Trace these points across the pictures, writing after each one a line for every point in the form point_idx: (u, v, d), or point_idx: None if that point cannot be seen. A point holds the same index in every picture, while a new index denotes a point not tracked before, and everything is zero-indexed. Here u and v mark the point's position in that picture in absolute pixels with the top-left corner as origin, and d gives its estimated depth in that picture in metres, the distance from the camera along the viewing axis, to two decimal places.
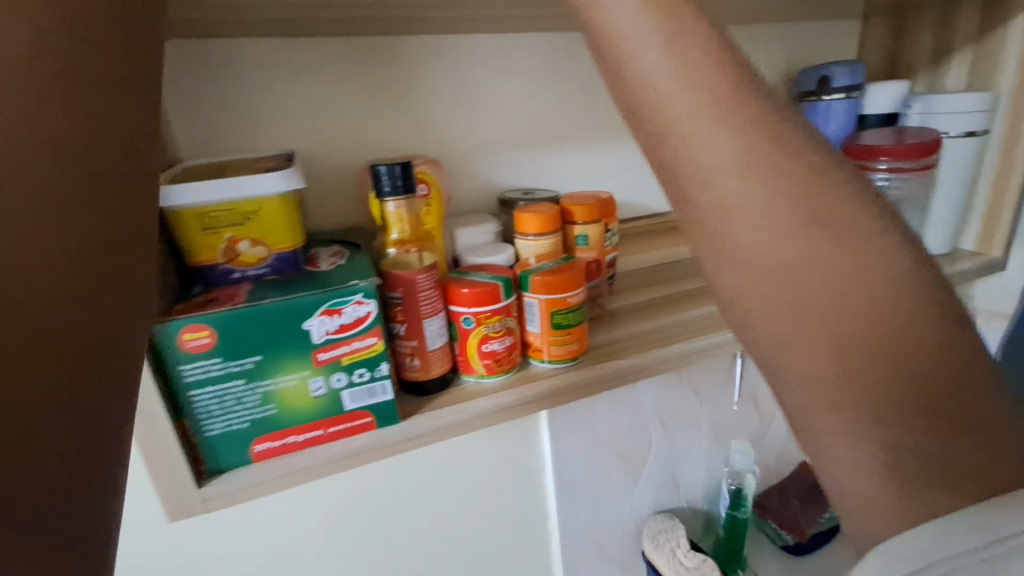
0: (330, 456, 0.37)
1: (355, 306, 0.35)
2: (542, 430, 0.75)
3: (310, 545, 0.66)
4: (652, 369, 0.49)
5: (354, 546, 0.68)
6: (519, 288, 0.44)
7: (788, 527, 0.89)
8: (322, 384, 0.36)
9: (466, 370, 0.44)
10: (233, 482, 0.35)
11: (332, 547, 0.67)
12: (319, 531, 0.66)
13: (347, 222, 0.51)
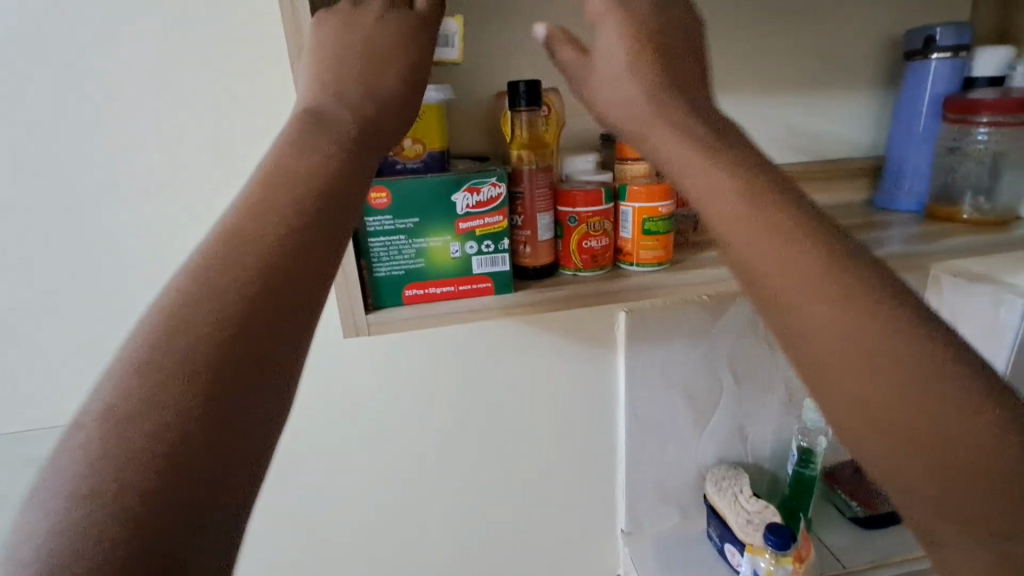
0: (459, 308, 0.48)
1: (490, 187, 0.45)
2: (617, 364, 0.82)
3: (412, 433, 0.78)
4: None
5: (446, 440, 0.80)
6: (617, 199, 0.53)
7: (861, 501, 0.90)
8: (459, 249, 0.46)
9: (567, 264, 0.53)
10: (389, 314, 0.46)
11: (429, 437, 0.79)
12: (420, 421, 0.78)
13: (471, 148, 0.60)
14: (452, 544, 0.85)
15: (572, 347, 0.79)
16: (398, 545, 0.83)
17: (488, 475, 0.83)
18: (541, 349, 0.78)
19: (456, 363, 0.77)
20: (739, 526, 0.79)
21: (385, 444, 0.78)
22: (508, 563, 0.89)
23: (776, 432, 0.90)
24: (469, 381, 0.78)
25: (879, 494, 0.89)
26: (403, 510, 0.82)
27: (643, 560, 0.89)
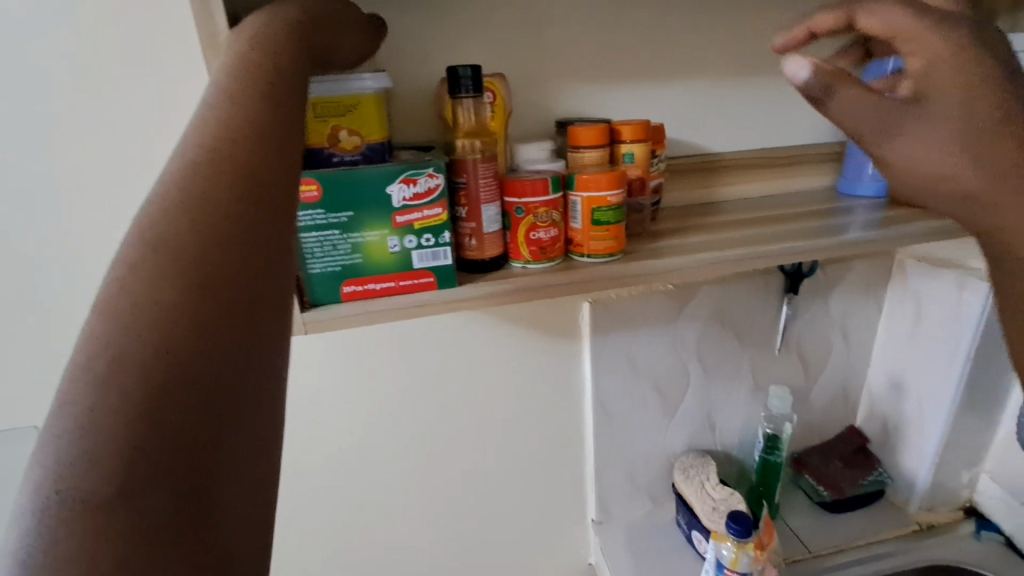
0: (400, 303, 0.46)
1: (427, 179, 0.43)
2: (583, 354, 0.81)
3: (374, 429, 0.77)
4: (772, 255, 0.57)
5: (409, 436, 0.79)
6: (566, 188, 0.51)
7: (828, 485, 0.90)
8: (397, 243, 0.45)
9: (516, 257, 0.51)
10: (326, 312, 0.44)
11: (394, 433, 0.78)
12: (382, 417, 0.77)
13: (419, 139, 0.59)
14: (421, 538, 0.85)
15: (535, 338, 0.78)
16: (365, 540, 0.83)
17: (454, 469, 0.82)
18: (504, 341, 0.77)
19: (416, 358, 0.75)
20: (705, 515, 0.79)
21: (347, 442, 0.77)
22: (478, 556, 0.88)
23: (744, 419, 0.90)
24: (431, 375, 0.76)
25: (845, 478, 0.90)
26: (368, 506, 0.81)
27: (613, 548, 0.89)
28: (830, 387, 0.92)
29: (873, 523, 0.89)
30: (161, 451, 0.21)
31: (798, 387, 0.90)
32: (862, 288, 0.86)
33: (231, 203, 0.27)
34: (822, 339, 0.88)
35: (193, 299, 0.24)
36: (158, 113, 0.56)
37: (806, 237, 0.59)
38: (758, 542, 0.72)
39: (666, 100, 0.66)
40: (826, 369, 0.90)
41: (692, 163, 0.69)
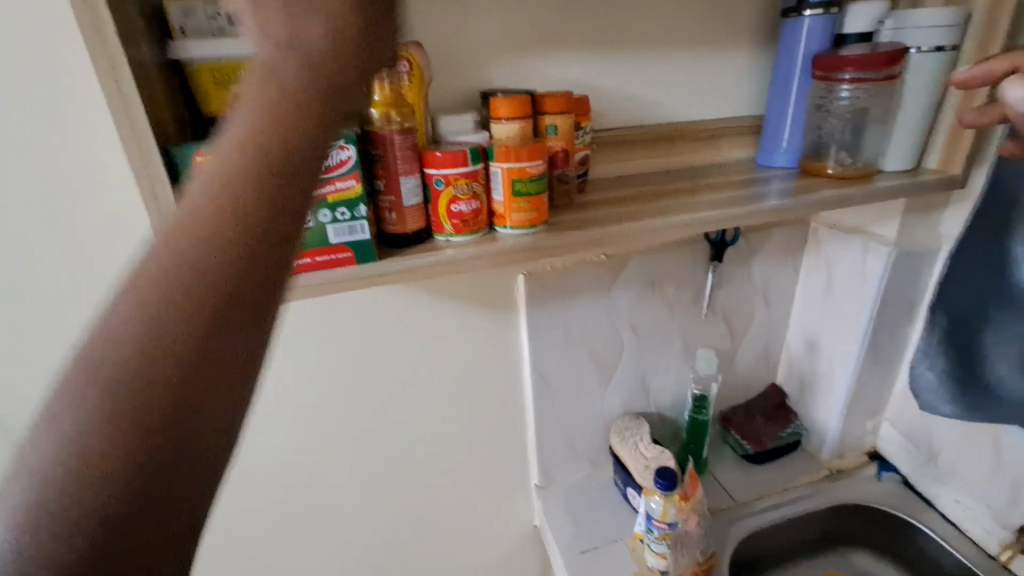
0: (317, 280, 0.45)
1: (338, 151, 0.42)
2: (519, 325, 0.83)
3: (310, 407, 0.77)
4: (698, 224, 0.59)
5: (348, 412, 0.79)
6: (486, 159, 0.51)
7: (750, 439, 0.97)
8: (310, 217, 0.44)
9: (439, 229, 0.51)
10: None
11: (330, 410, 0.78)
12: (318, 395, 0.76)
13: None
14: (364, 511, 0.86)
15: (471, 312, 0.79)
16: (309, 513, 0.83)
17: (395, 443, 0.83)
18: (439, 315, 0.78)
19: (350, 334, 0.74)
20: (638, 472, 0.84)
21: (282, 421, 0.76)
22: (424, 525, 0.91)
23: (676, 382, 0.95)
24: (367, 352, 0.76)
25: (767, 431, 0.97)
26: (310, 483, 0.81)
27: (555, 510, 0.93)
28: (754, 348, 0.98)
29: (792, 472, 0.96)
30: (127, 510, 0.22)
31: (724, 350, 0.96)
32: (781, 254, 0.91)
33: (239, 246, 0.25)
34: (745, 303, 0.93)
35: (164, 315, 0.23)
36: (68, 91, 0.55)
37: (722, 206, 0.62)
38: (684, 493, 0.78)
39: (591, 72, 0.67)
40: (750, 332, 0.96)
41: (625, 134, 0.70)
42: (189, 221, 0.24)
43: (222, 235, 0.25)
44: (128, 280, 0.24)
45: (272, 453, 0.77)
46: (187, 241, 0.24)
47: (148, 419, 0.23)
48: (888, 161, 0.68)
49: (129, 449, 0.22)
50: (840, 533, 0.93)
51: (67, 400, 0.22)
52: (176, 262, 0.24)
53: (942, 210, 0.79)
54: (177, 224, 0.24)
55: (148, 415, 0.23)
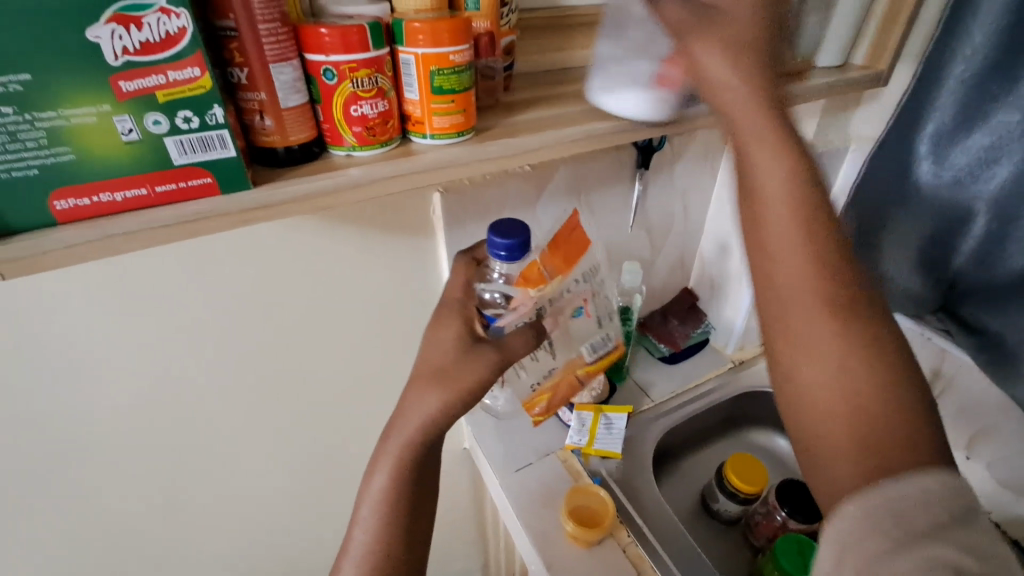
0: (160, 221, 0.31)
1: (160, 17, 0.27)
2: (437, 251, 0.73)
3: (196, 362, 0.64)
4: (643, 129, 0.52)
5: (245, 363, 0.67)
6: (392, 41, 0.38)
7: (665, 341, 1.01)
8: (133, 127, 0.29)
9: (335, 143, 0.38)
10: (29, 242, 0.29)
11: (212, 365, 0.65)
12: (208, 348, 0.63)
13: None
14: (286, 458, 0.79)
15: (382, 238, 0.67)
16: (204, 475, 0.73)
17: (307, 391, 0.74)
18: (346, 244, 0.65)
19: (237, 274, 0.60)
20: None
21: (167, 380, 0.63)
22: (350, 466, 0.85)
23: None
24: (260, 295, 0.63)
25: (680, 332, 1.02)
26: (216, 443, 0.71)
27: (484, 433, 0.91)
28: (672, 254, 0.98)
29: (702, 368, 1.02)
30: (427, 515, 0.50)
31: (645, 259, 0.95)
32: (702, 157, 0.88)
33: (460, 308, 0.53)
34: (667, 210, 0.91)
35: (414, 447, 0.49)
36: None
37: None
38: (527, 275, 0.57)
39: None
40: (669, 238, 0.95)
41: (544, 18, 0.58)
42: (438, 377, 0.48)
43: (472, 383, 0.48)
44: (393, 429, 0.48)
45: (158, 416, 0.65)
46: (412, 399, 0.48)
47: (399, 518, 0.48)
48: (822, 57, 0.65)
49: (398, 495, 0.47)
50: (741, 416, 1.03)
51: (384, 474, 0.48)
52: (403, 466, 0.47)
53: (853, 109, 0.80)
54: (415, 385, 0.49)
55: (398, 512, 0.48)
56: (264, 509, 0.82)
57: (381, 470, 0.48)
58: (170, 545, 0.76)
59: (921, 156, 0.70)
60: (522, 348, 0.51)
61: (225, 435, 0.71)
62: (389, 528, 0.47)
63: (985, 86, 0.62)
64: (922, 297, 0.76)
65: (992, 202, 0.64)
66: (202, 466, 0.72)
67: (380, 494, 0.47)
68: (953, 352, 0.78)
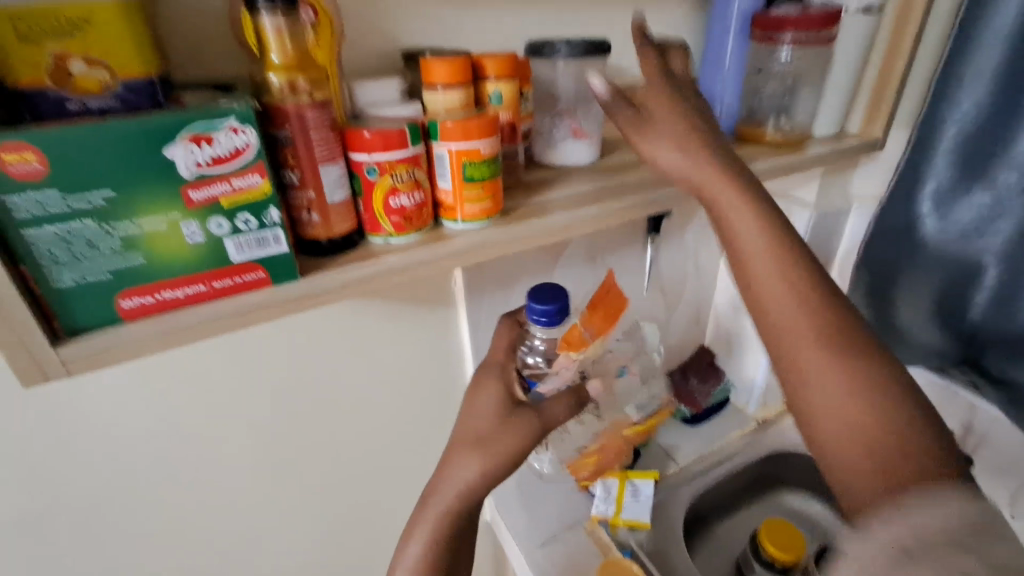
0: (216, 313, 0.33)
1: (229, 135, 0.30)
2: (460, 321, 0.74)
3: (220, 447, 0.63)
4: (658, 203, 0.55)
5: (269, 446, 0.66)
6: (427, 138, 0.41)
7: (686, 401, 1.00)
8: (198, 231, 0.31)
9: (373, 230, 0.41)
10: (98, 340, 0.30)
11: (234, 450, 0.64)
12: (233, 431, 0.63)
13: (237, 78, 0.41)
14: (309, 543, 0.76)
15: (405, 312, 0.69)
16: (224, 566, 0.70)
17: (329, 469, 0.73)
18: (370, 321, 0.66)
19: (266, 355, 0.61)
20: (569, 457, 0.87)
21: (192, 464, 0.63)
22: (372, 546, 0.82)
23: None
24: (286, 375, 0.63)
25: (701, 392, 1.00)
26: (238, 529, 0.69)
27: (507, 504, 0.89)
28: (686, 314, 0.99)
29: (726, 428, 1.00)
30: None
31: (660, 320, 0.96)
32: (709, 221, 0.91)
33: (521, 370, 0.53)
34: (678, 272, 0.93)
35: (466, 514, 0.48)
36: None
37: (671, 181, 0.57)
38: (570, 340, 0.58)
39: (523, 32, 0.58)
40: (683, 297, 0.96)
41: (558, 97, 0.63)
42: (476, 443, 0.47)
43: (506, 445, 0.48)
44: (430, 498, 0.48)
45: (180, 504, 0.64)
46: (449, 472, 0.47)
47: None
48: (819, 127, 0.68)
49: (433, 573, 0.46)
50: (770, 478, 0.99)
51: (419, 546, 0.47)
52: (441, 536, 0.47)
53: (853, 171, 0.83)
54: (458, 449, 0.48)
55: None
56: None
57: (417, 537, 0.47)
58: None
59: (925, 214, 0.72)
60: (562, 414, 0.52)
61: (246, 522, 0.69)
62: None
63: (980, 148, 0.65)
64: (944, 351, 0.76)
65: (1000, 254, 0.66)
66: (223, 556, 0.70)
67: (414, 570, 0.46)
68: (982, 407, 0.76)
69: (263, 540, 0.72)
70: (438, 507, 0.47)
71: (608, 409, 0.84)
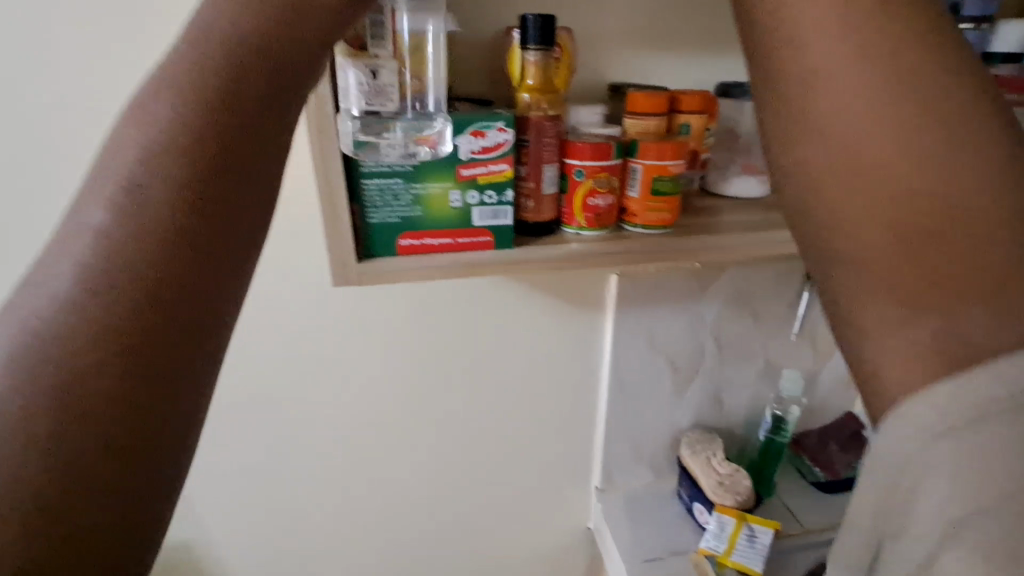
0: (455, 261, 0.45)
1: (496, 132, 0.42)
2: (605, 327, 0.82)
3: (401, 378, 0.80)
4: None
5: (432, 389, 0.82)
6: (626, 154, 0.50)
7: (822, 465, 0.94)
8: (459, 198, 0.43)
9: (568, 222, 0.50)
10: (383, 264, 0.43)
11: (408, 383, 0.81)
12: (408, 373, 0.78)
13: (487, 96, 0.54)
14: (442, 485, 0.90)
15: (559, 308, 0.80)
16: (378, 481, 0.87)
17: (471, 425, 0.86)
18: (531, 308, 0.79)
19: None
20: (712, 488, 0.83)
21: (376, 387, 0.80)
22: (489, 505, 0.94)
23: (751, 400, 0.92)
24: None
25: (841, 459, 0.94)
26: (395, 454, 0.85)
27: (615, 514, 0.92)
28: (837, 371, 0.94)
29: None
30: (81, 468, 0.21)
31: (805, 371, 0.92)
32: None
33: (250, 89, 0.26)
34: None
35: (143, 319, 0.23)
36: None
37: None
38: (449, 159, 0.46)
39: (715, 79, 0.66)
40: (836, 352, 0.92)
41: None
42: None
43: (228, 63, 0.26)
44: (166, 184, 0.24)
45: (363, 418, 0.82)
46: (213, 63, 0.25)
47: (119, 332, 0.22)
48: None
49: (147, 251, 0.23)
50: None
51: (109, 193, 0.23)
52: (165, 171, 0.24)
53: None
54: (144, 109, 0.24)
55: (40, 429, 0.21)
56: (414, 529, 0.92)
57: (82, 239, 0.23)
58: (338, 540, 0.89)
59: None
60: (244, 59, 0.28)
61: (402, 448, 0.85)
62: (60, 348, 0.22)
63: None
64: None
65: None
66: (380, 471, 0.86)
67: (103, 237, 0.23)
68: None
69: (408, 469, 0.87)
70: (164, 120, 0.24)
71: (706, 472, 0.85)
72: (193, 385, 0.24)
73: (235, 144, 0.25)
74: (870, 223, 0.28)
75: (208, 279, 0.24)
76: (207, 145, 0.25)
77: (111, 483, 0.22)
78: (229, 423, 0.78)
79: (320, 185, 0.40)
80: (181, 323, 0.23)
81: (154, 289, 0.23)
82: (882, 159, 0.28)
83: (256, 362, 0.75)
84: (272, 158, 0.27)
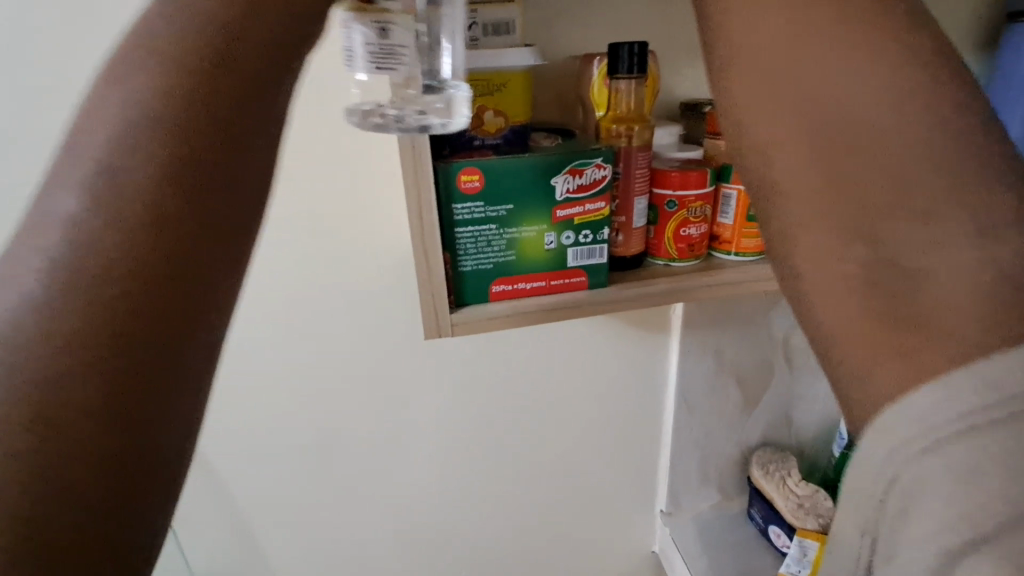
0: (550, 305, 0.42)
1: (594, 170, 0.39)
2: (669, 347, 0.79)
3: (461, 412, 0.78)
4: None
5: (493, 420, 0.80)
6: (717, 179, 0.47)
7: None
8: (554, 240, 0.41)
9: (657, 253, 0.47)
10: (476, 313, 0.41)
11: (469, 415, 0.79)
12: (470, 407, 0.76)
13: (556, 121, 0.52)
14: (505, 515, 0.87)
15: (624, 330, 0.77)
16: (440, 514, 0.85)
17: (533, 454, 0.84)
18: (597, 331, 0.77)
19: None
20: (790, 511, 0.79)
21: (437, 422, 0.78)
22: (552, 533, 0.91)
23: (822, 414, 0.88)
24: None
25: None
26: (457, 486, 0.83)
27: (684, 538, 0.89)
28: None
29: None
30: (51, 508, 0.19)
31: None
32: None
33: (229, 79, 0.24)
34: None
35: (118, 328, 0.21)
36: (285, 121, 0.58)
37: None
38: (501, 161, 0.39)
39: None
40: None
41: None
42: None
43: (214, 59, 0.24)
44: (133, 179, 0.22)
45: (424, 452, 0.80)
46: (178, 54, 0.23)
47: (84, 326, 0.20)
48: None
49: (109, 262, 0.21)
50: None
51: (79, 181, 0.22)
52: (127, 172, 0.22)
53: None
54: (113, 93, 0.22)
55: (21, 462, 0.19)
56: (478, 561, 0.90)
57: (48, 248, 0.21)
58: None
59: None
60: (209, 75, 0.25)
61: (464, 481, 0.83)
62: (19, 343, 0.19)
63: None
64: None
65: None
66: (443, 504, 0.84)
67: (70, 221, 0.21)
68: None
69: (471, 501, 0.85)
70: (129, 114, 0.23)
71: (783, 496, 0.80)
72: (181, 405, 0.22)
73: (200, 135, 0.23)
74: (788, 194, 0.25)
75: (191, 280, 0.23)
76: (175, 134, 0.23)
77: (84, 519, 0.20)
78: (291, 464, 0.76)
79: (415, 235, 0.38)
80: (170, 332, 0.22)
81: (130, 300, 0.21)
82: (798, 119, 0.26)
83: (316, 403, 0.73)
84: (259, 146, 0.26)
